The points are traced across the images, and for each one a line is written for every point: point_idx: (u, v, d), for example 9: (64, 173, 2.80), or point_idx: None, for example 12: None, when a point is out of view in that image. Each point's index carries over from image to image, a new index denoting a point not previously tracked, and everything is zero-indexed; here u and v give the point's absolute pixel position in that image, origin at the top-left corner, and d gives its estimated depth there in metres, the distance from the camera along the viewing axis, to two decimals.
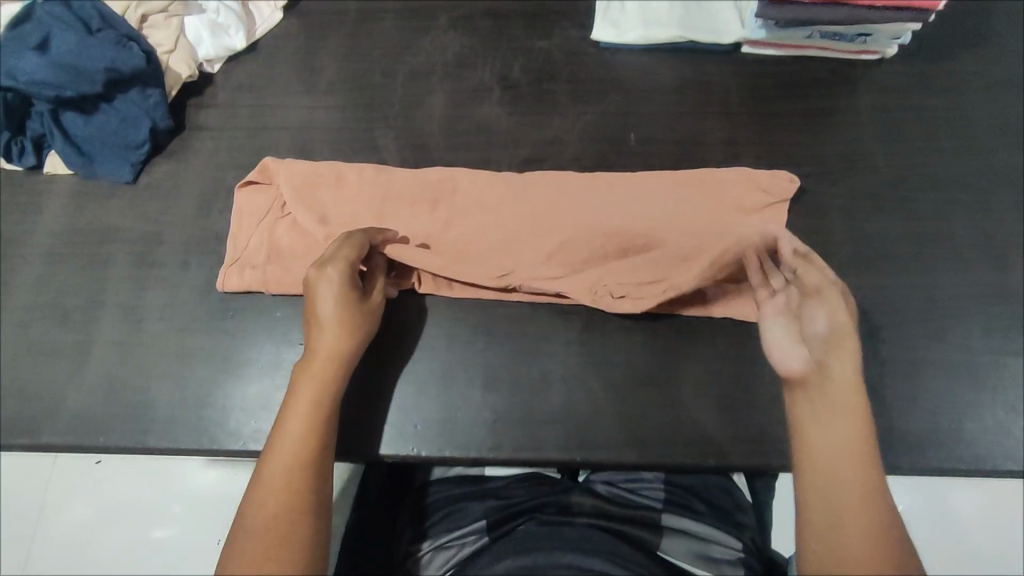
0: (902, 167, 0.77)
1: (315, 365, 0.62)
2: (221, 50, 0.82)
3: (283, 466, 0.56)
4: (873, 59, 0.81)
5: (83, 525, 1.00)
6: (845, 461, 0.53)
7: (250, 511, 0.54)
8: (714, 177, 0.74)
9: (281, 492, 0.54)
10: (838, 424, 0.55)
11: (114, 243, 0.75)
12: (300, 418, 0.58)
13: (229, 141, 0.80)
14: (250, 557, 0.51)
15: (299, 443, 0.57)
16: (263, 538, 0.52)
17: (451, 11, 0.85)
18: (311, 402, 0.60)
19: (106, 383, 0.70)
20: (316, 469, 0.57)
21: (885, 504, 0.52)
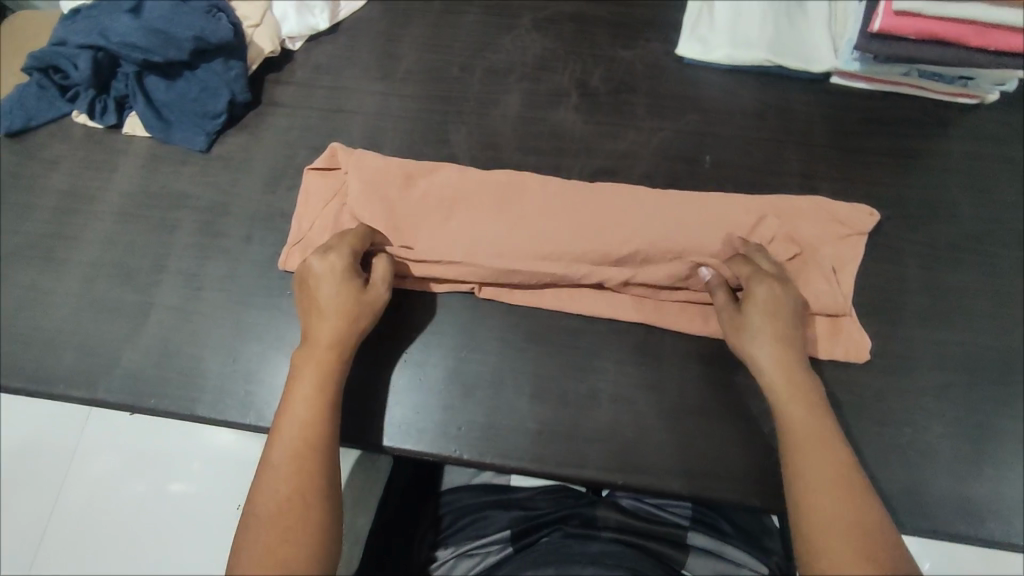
0: (989, 220, 0.74)
1: (316, 350, 0.61)
2: (305, 30, 0.82)
3: (290, 451, 0.55)
4: (970, 104, 0.78)
5: (102, 474, 1.00)
6: (817, 460, 0.53)
7: (260, 495, 0.53)
8: (789, 204, 0.72)
9: (289, 476, 0.53)
10: (796, 423, 0.56)
11: (182, 210, 0.76)
12: (303, 402, 0.58)
13: (302, 120, 0.80)
14: (265, 545, 0.50)
15: (304, 428, 0.56)
16: (275, 522, 0.51)
17: (536, 11, 0.84)
18: (313, 386, 0.59)
19: (161, 347, 0.71)
20: (322, 451, 0.56)
21: (865, 505, 0.50)
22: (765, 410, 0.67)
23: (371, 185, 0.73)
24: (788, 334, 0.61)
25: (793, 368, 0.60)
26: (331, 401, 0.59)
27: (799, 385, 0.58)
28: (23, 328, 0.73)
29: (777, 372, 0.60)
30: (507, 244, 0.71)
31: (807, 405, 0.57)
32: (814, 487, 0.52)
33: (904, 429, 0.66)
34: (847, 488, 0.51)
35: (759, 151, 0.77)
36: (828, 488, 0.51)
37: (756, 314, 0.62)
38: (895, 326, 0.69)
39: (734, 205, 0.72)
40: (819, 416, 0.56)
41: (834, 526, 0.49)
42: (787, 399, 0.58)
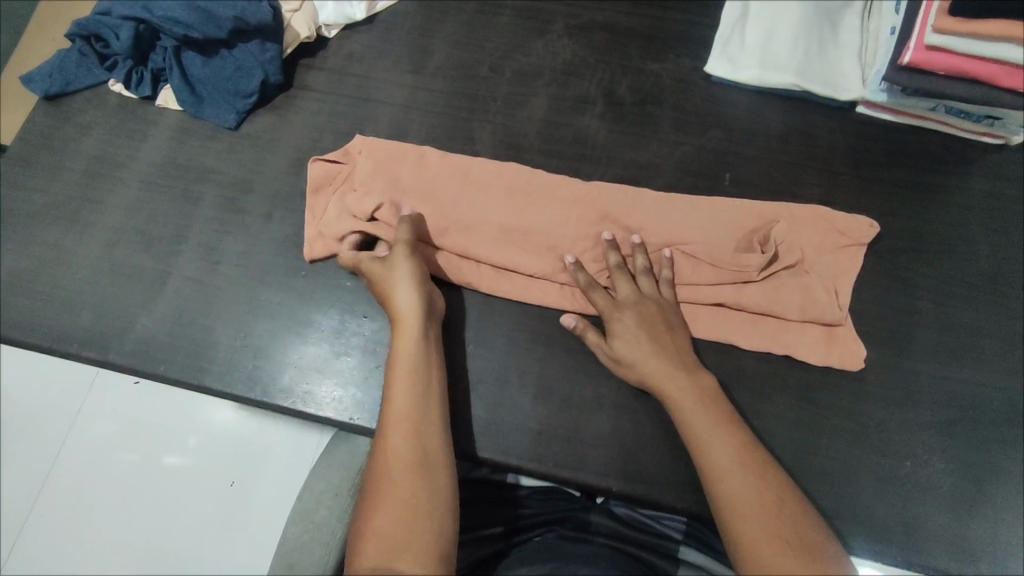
0: (1005, 261, 0.74)
1: (401, 349, 0.62)
2: (341, 18, 0.83)
3: (403, 423, 0.57)
4: (996, 143, 0.78)
5: (102, 438, 1.01)
6: (727, 463, 0.54)
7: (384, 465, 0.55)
8: (790, 208, 0.73)
9: (409, 457, 0.55)
10: (698, 425, 0.57)
11: (207, 184, 0.78)
12: (406, 374, 0.60)
13: (332, 107, 0.81)
14: (398, 526, 0.51)
15: (413, 400, 0.58)
16: (405, 506, 0.52)
17: (568, 18, 0.85)
18: (414, 361, 0.61)
19: (176, 315, 0.72)
20: (431, 430, 0.58)
21: (778, 493, 0.53)
22: (766, 432, 0.66)
23: (383, 167, 0.74)
24: (662, 339, 0.63)
25: (675, 373, 0.61)
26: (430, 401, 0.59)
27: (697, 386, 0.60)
28: (44, 285, 0.74)
29: (661, 376, 0.61)
30: (511, 240, 0.73)
31: (708, 404, 0.59)
32: (733, 482, 0.53)
33: (903, 462, 0.66)
34: (757, 478, 0.53)
35: (778, 170, 0.78)
36: (742, 484, 0.53)
37: (626, 340, 0.63)
38: (901, 358, 0.69)
39: (740, 210, 0.73)
40: (722, 414, 0.58)
41: (751, 522, 0.51)
42: (685, 405, 0.59)
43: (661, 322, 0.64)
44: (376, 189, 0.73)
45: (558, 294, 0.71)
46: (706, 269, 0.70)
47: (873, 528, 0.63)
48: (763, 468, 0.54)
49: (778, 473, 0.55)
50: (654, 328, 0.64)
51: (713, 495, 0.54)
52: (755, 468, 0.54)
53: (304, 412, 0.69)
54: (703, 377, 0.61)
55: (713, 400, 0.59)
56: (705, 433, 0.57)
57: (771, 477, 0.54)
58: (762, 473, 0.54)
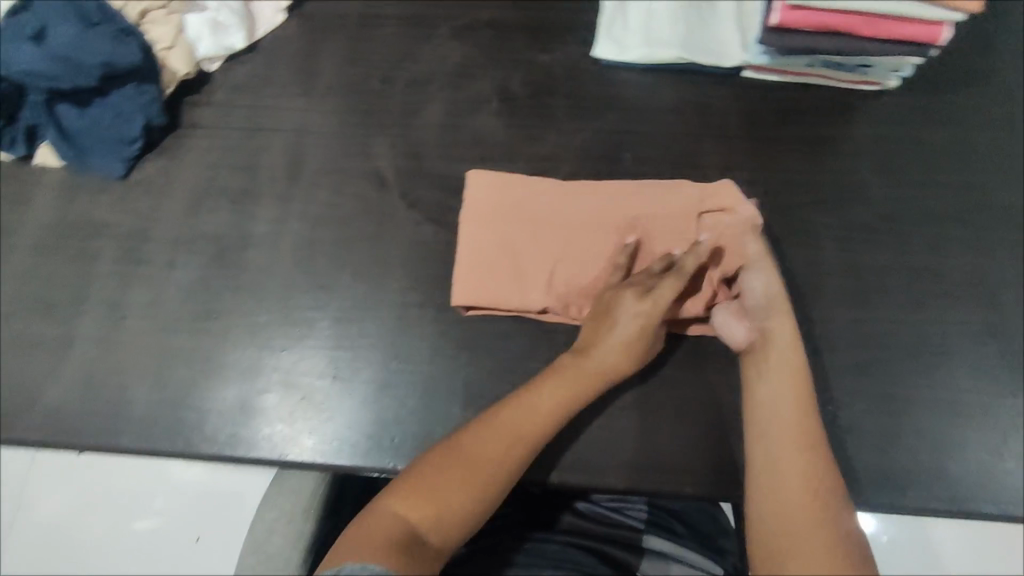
0: (897, 200, 0.76)
1: (584, 368, 0.63)
2: (221, 50, 0.81)
3: (520, 423, 0.60)
4: (873, 90, 0.80)
5: (68, 514, 1.03)
6: (787, 467, 0.55)
7: (476, 439, 0.58)
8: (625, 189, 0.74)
9: (494, 451, 0.58)
10: (773, 427, 0.58)
11: (102, 238, 0.75)
12: (553, 390, 0.62)
13: (223, 141, 0.79)
14: (442, 494, 0.54)
15: (540, 415, 0.61)
16: (460, 484, 0.55)
17: (453, 21, 0.85)
18: (564, 389, 0.62)
19: (85, 379, 0.69)
20: (527, 451, 0.59)
21: (834, 522, 0.51)
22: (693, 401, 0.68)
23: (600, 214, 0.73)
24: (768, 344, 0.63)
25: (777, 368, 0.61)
26: (554, 424, 0.61)
27: (798, 392, 0.59)
28: None
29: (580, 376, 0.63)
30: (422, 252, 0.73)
31: (798, 411, 0.58)
32: (792, 508, 0.52)
33: (827, 408, 0.68)
34: (817, 502, 0.53)
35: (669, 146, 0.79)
36: (802, 516, 0.52)
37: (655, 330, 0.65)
38: (813, 309, 0.72)
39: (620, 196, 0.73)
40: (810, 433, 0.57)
41: (802, 554, 0.50)
42: (769, 403, 0.59)
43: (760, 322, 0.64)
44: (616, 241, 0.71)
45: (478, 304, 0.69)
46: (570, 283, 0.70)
47: None
48: (824, 499, 0.53)
49: (844, 502, 0.53)
50: (783, 303, 0.65)
51: (757, 487, 0.56)
52: (828, 491, 0.53)
53: (233, 456, 0.67)
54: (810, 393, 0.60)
55: (804, 420, 0.58)
56: (817, 449, 0.56)
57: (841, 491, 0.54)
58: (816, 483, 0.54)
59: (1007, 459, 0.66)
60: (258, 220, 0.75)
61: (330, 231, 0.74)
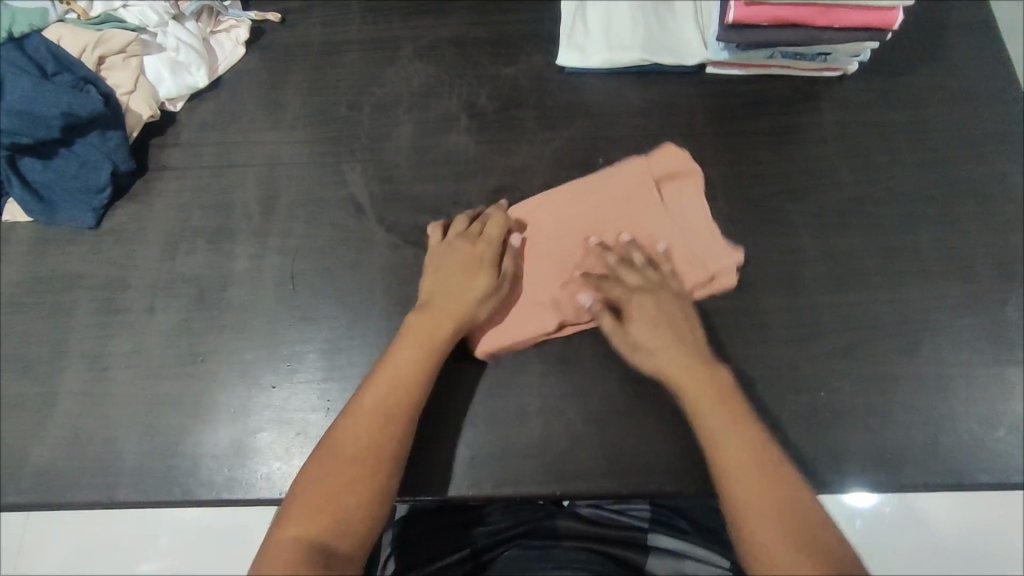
0: (867, 182, 0.77)
1: (432, 326, 0.65)
2: (183, 89, 0.81)
3: (376, 401, 0.61)
4: (834, 76, 0.82)
5: (69, 567, 1.01)
6: (754, 496, 0.56)
7: (342, 430, 0.60)
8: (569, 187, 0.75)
9: (358, 435, 0.59)
10: (720, 432, 0.60)
11: (78, 289, 0.74)
12: (405, 353, 0.64)
13: (194, 181, 0.79)
14: (324, 495, 0.56)
15: (390, 385, 0.62)
16: (335, 477, 0.57)
17: (415, 42, 0.86)
18: (415, 355, 0.64)
19: (72, 435, 0.68)
20: (397, 421, 0.61)
21: (793, 504, 0.55)
22: None
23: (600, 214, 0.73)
24: (677, 337, 0.65)
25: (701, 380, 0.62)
26: (412, 387, 0.63)
27: (736, 416, 0.60)
28: None
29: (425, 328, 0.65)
30: (404, 276, 0.73)
31: (722, 404, 0.61)
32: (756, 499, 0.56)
33: (818, 393, 0.69)
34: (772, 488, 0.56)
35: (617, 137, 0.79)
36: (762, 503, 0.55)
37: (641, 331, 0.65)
38: (796, 298, 0.72)
39: (597, 190, 0.74)
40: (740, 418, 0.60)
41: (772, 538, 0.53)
42: (701, 391, 0.62)
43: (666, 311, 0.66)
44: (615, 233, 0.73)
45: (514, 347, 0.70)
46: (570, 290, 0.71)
47: (797, 464, 0.67)
48: (776, 486, 0.56)
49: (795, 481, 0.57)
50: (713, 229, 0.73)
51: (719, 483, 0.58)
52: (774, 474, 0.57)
53: (231, 500, 0.66)
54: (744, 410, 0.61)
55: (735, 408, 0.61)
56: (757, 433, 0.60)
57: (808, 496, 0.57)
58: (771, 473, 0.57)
59: (997, 428, 0.67)
60: (237, 257, 0.75)
61: (310, 262, 0.74)
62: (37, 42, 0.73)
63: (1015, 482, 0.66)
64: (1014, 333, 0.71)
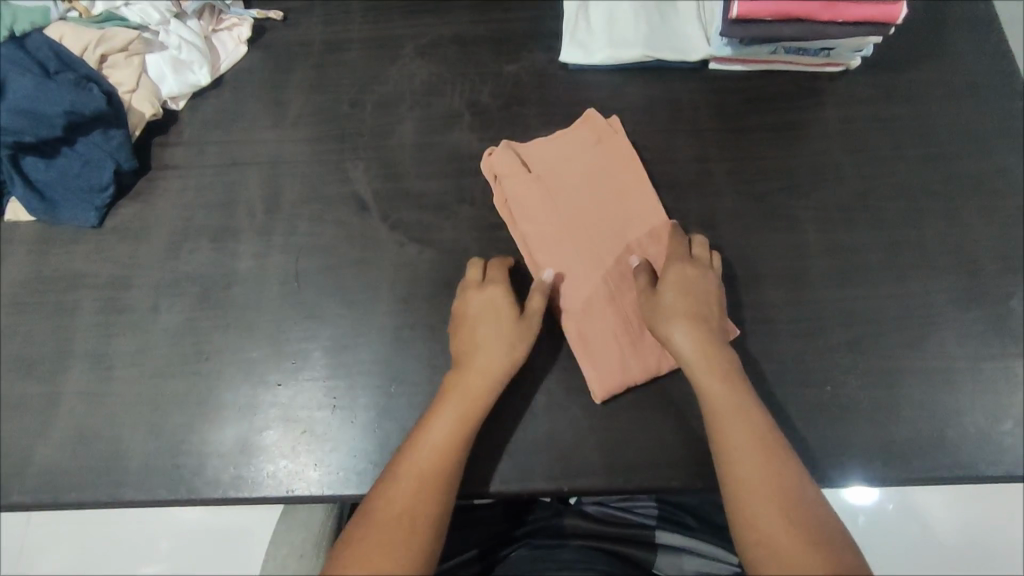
0: (871, 177, 0.78)
1: (474, 373, 0.64)
2: (185, 87, 0.81)
3: (428, 454, 0.60)
4: (837, 71, 0.82)
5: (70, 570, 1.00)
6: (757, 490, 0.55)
7: (392, 485, 0.58)
8: (558, 169, 0.75)
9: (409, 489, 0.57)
10: (725, 419, 0.60)
11: (81, 289, 0.74)
12: (453, 406, 0.62)
13: (196, 180, 0.79)
14: (378, 551, 0.54)
15: (440, 438, 0.60)
16: (392, 534, 0.55)
17: (417, 39, 0.86)
18: (461, 409, 0.62)
19: (76, 435, 0.68)
20: (449, 474, 0.59)
21: (792, 490, 0.55)
22: (695, 395, 0.68)
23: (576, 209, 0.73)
24: (695, 307, 0.65)
25: (715, 355, 0.63)
26: (461, 440, 0.61)
27: (739, 407, 0.60)
28: None
29: (473, 376, 0.64)
30: (409, 274, 0.73)
31: (728, 390, 0.61)
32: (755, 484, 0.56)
33: (824, 388, 0.69)
34: (772, 473, 0.56)
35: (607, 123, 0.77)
36: (761, 488, 0.56)
37: (670, 292, 0.66)
38: (801, 293, 0.72)
39: (571, 187, 0.74)
40: (746, 404, 0.61)
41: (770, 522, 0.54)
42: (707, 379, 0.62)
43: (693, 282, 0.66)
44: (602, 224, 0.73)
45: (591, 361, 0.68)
46: (594, 259, 0.72)
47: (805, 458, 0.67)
48: (778, 472, 0.56)
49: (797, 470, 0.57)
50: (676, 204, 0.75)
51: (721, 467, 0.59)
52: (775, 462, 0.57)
53: (237, 498, 0.66)
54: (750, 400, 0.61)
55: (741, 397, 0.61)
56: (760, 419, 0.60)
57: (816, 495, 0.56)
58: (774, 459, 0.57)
59: (1003, 422, 0.68)
60: (240, 255, 0.74)
61: (314, 260, 0.74)
62: (37, 40, 0.72)
63: (1021, 475, 0.66)
64: (1019, 327, 0.71)
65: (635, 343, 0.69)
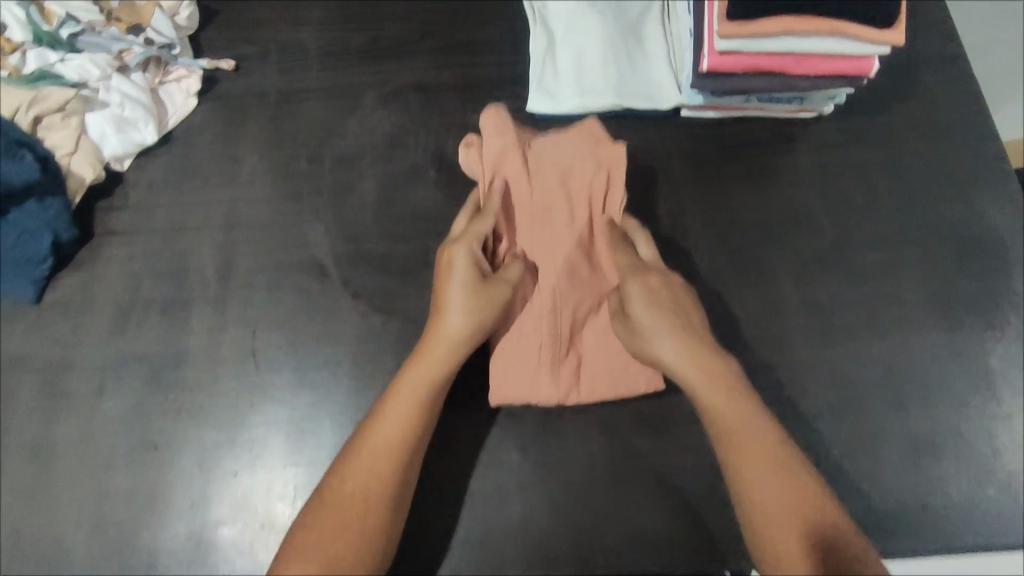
0: (848, 228, 0.76)
1: (434, 354, 0.61)
2: (130, 147, 0.75)
3: (387, 435, 0.57)
4: (810, 117, 0.80)
5: None
6: (765, 513, 0.53)
7: (347, 470, 0.56)
8: (538, 161, 0.69)
9: (362, 477, 0.56)
10: (744, 446, 0.55)
11: (20, 372, 0.69)
12: (412, 388, 0.59)
13: (143, 246, 0.74)
14: (326, 548, 0.53)
15: (401, 419, 0.58)
16: (339, 530, 0.53)
17: (379, 88, 0.82)
18: (418, 387, 0.59)
19: (14, 537, 0.63)
20: (403, 462, 0.57)
21: (816, 528, 0.51)
22: (676, 468, 0.65)
23: (538, 212, 0.68)
24: (678, 321, 0.60)
25: (709, 368, 0.58)
26: (420, 420, 0.59)
27: (748, 416, 0.56)
28: None
29: (433, 354, 0.61)
30: (374, 346, 0.69)
31: (743, 415, 0.56)
32: (772, 523, 0.52)
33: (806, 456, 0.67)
34: (793, 510, 0.52)
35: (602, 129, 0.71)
36: (781, 534, 0.52)
37: (640, 312, 0.61)
38: (780, 354, 0.70)
39: (542, 194, 0.68)
40: (760, 431, 0.56)
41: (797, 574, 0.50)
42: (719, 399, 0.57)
43: (670, 293, 0.62)
44: (563, 233, 0.68)
45: (522, 388, 0.65)
46: (543, 273, 0.67)
47: None
48: (802, 509, 0.52)
49: (822, 504, 0.52)
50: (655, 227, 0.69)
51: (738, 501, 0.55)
52: (797, 494, 0.53)
53: None
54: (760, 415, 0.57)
55: (758, 423, 0.56)
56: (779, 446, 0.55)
57: (836, 514, 0.53)
58: (796, 498, 0.53)
59: (986, 486, 0.66)
60: (193, 328, 0.70)
61: (272, 333, 0.70)
62: None
63: (1007, 542, 0.65)
64: (996, 378, 0.70)
65: (556, 363, 0.65)
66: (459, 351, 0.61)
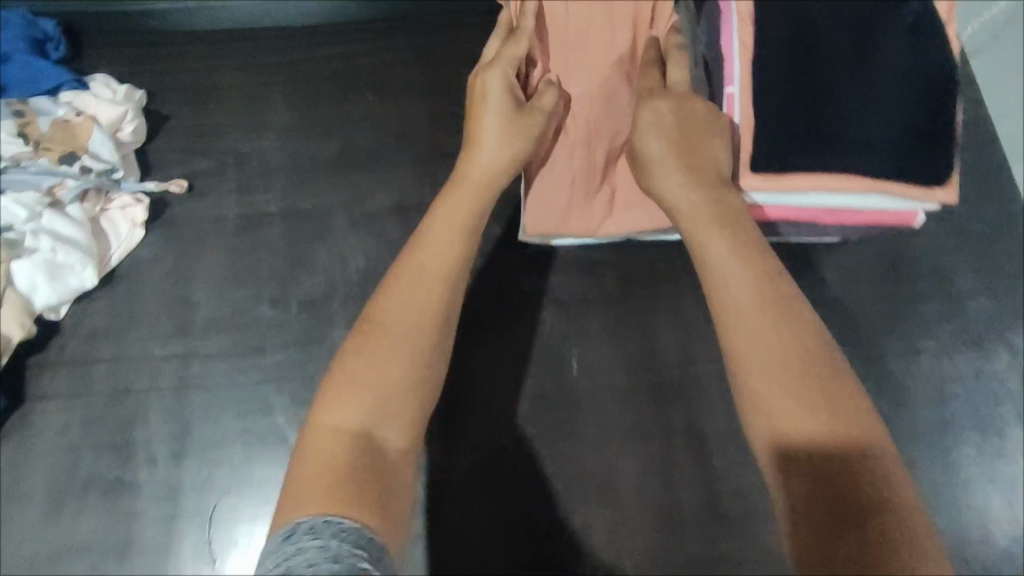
0: (876, 381, 0.68)
1: (461, 191, 0.55)
2: (66, 294, 0.66)
3: (402, 312, 0.49)
4: (835, 242, 0.69)
5: None
6: (769, 364, 0.42)
7: (355, 356, 0.47)
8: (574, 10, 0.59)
9: (381, 368, 0.46)
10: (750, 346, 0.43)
11: None
12: (428, 254, 0.52)
13: (82, 411, 0.66)
14: (327, 455, 0.42)
15: (415, 291, 0.50)
16: (348, 417, 0.44)
17: (351, 210, 0.72)
18: (435, 272, 0.51)
19: None
20: (429, 325, 0.49)
21: (856, 426, 0.39)
22: None
23: (578, 54, 0.60)
24: (707, 186, 0.50)
25: (723, 218, 0.49)
26: (440, 286, 0.51)
27: (781, 306, 0.43)
28: None
29: (455, 215, 0.54)
30: None
31: (761, 301, 0.44)
32: (778, 401, 0.41)
33: None
34: (812, 386, 0.40)
35: None
36: (794, 418, 0.40)
37: (656, 147, 0.52)
38: None
39: (581, 16, 0.59)
40: (799, 329, 0.42)
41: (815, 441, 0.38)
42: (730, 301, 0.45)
43: (688, 134, 0.52)
44: (600, 39, 0.60)
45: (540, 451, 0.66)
46: (580, 81, 0.60)
47: None
48: (815, 375, 0.41)
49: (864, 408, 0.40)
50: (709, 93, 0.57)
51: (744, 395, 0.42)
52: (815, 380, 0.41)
53: None
54: (783, 279, 0.45)
55: (780, 314, 0.43)
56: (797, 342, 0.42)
57: (864, 419, 0.39)
58: (821, 371, 0.41)
59: None
60: (146, 514, 0.64)
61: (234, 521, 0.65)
62: None
63: None
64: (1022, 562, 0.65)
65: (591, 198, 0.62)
66: (495, 185, 0.56)
